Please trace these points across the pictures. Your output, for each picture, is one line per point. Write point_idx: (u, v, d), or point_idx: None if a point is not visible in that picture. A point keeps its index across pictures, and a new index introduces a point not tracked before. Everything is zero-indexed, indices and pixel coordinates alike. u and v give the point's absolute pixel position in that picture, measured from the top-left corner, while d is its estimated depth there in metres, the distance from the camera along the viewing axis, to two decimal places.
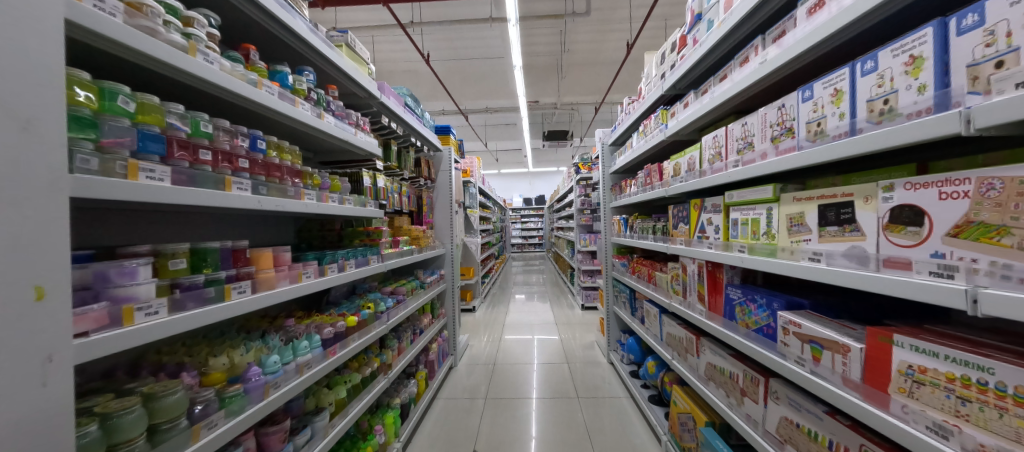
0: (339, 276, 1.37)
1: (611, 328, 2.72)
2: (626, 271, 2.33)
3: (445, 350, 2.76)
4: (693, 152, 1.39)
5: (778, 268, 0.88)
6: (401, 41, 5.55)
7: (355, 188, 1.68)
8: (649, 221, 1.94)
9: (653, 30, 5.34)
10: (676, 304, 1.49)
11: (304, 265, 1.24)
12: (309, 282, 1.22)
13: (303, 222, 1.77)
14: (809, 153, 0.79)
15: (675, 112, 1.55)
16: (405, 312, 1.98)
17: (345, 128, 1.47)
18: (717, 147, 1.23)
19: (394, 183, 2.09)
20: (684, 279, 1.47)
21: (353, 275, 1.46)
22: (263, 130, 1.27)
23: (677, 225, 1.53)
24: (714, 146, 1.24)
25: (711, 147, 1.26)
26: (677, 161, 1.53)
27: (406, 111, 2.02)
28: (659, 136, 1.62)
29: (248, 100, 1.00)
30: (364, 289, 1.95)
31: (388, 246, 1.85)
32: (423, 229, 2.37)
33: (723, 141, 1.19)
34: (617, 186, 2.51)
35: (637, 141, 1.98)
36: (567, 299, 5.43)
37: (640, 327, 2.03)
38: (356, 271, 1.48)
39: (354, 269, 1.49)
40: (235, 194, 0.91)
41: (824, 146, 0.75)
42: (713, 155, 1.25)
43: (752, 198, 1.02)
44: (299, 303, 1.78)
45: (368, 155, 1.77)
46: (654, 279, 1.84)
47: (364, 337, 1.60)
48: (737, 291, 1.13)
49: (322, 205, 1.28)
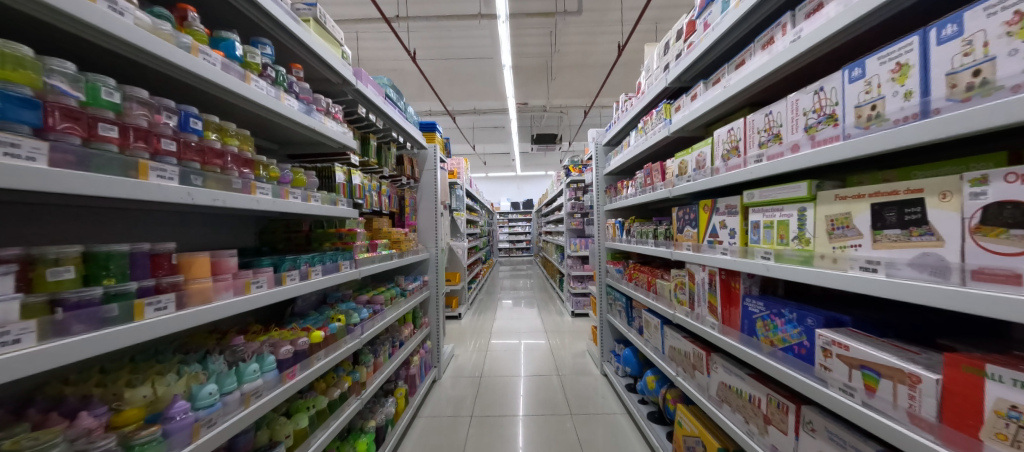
0: (303, 285, 1.15)
1: (604, 338, 2.56)
2: (620, 278, 2.19)
3: (428, 362, 2.52)
4: (702, 147, 1.26)
5: (818, 279, 0.75)
6: (386, 38, 5.37)
7: (325, 184, 1.47)
8: (650, 224, 1.80)
9: (642, 34, 5.36)
10: (682, 316, 1.36)
11: (254, 273, 1.02)
12: (259, 293, 0.99)
13: (267, 223, 1.55)
14: (860, 142, 0.66)
15: (680, 106, 1.42)
16: (383, 323, 1.75)
17: (313, 114, 1.27)
18: (733, 141, 1.10)
19: (372, 181, 1.86)
20: (692, 288, 1.33)
21: (321, 284, 1.24)
22: (205, 109, 1.05)
23: (683, 229, 1.40)
24: (730, 140, 1.11)
25: (727, 141, 1.13)
26: (684, 158, 1.40)
27: (386, 102, 1.81)
28: (662, 133, 1.50)
29: (177, 68, 0.79)
30: (335, 298, 1.72)
31: (363, 251, 1.63)
32: (405, 232, 2.15)
33: (742, 134, 1.06)
34: (612, 188, 2.38)
35: (635, 139, 1.85)
36: (556, 305, 5.27)
37: (638, 339, 1.88)
38: (324, 279, 1.26)
39: (321, 277, 1.27)
40: (153, 183, 0.70)
41: (885, 132, 0.61)
42: (728, 151, 1.12)
43: (779, 198, 0.89)
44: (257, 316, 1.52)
45: (342, 147, 1.55)
46: (654, 286, 1.71)
47: (331, 355, 1.36)
48: (758, 303, 1.00)
49: (280, 201, 1.07)
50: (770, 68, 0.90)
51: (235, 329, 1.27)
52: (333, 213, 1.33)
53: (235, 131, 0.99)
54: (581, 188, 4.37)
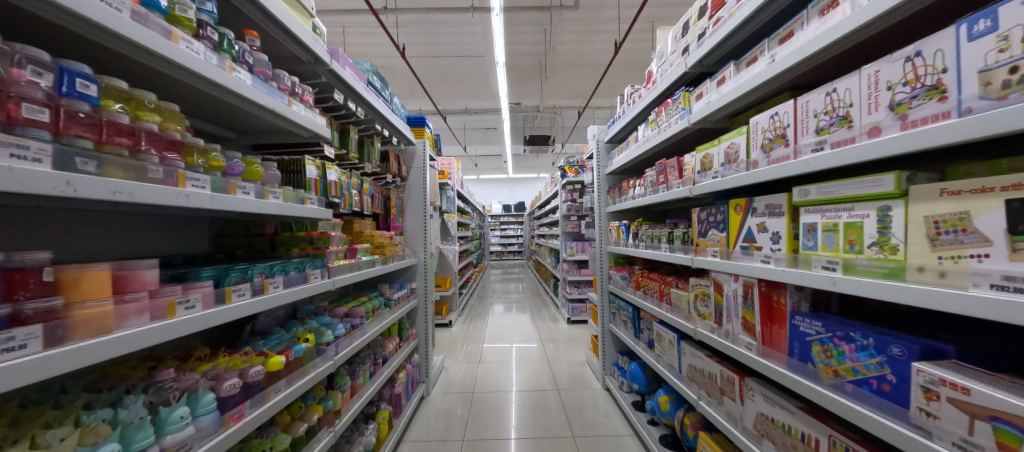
0: (254, 303, 0.79)
1: (606, 350, 2.35)
2: (625, 286, 1.99)
3: (415, 378, 2.14)
4: (736, 137, 1.09)
5: (915, 299, 0.57)
6: (373, 34, 5.12)
7: (288, 177, 1.15)
8: (661, 227, 1.62)
9: (637, 33, 5.27)
10: (707, 333, 1.17)
11: (186, 288, 0.67)
12: (191, 317, 0.65)
13: (223, 224, 1.18)
14: (977, 120, 0.49)
15: (702, 94, 1.25)
16: (364, 340, 1.39)
17: (275, 94, 0.93)
18: (780, 128, 0.92)
19: (352, 177, 1.53)
20: (721, 302, 1.14)
21: (277, 301, 0.88)
22: (112, 74, 0.75)
23: (708, 233, 1.21)
24: (777, 127, 0.93)
25: (770, 128, 0.95)
26: (708, 152, 1.22)
27: (369, 90, 1.53)
28: (680, 124, 1.32)
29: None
30: (307, 312, 1.32)
31: (342, 260, 1.31)
32: (389, 236, 1.91)
33: (793, 120, 0.88)
34: (615, 188, 2.19)
35: (646, 133, 1.67)
36: (550, 311, 5.06)
37: (648, 354, 1.69)
38: (284, 295, 0.89)
39: (282, 290, 0.91)
40: (7, 167, 0.38)
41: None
42: (773, 139, 0.94)
43: (847, 195, 0.73)
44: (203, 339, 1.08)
45: (314, 136, 1.18)
46: (668, 296, 1.52)
47: (297, 383, 0.96)
48: (813, 324, 0.83)
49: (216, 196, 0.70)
50: (833, 38, 0.73)
51: (174, 354, 0.88)
52: (300, 212, 0.99)
53: (157, 103, 0.64)
54: (577, 189, 4.21)
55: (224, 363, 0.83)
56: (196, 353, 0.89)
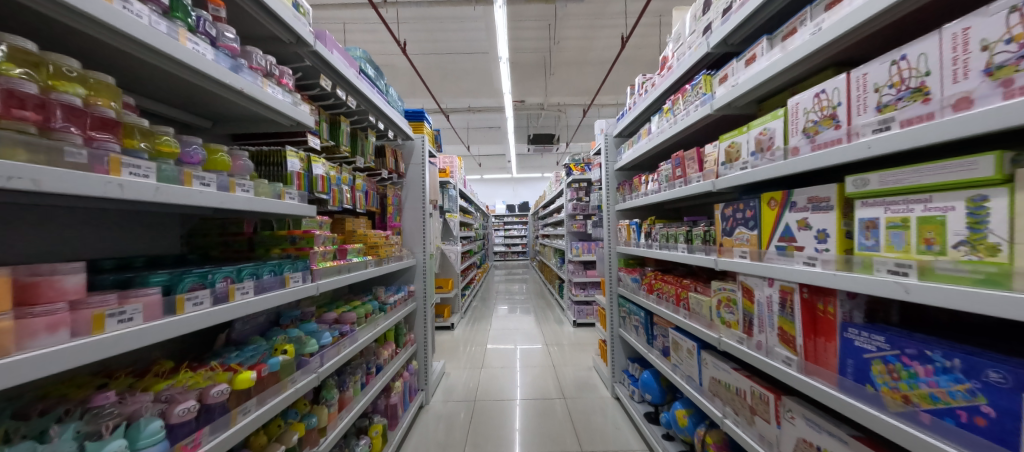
0: (212, 314, 0.67)
1: (616, 357, 2.21)
2: (637, 289, 1.86)
3: (413, 386, 2.01)
4: (770, 122, 0.95)
5: (1016, 311, 0.43)
6: (374, 31, 5.04)
7: (268, 171, 1.04)
8: (675, 225, 1.49)
9: (645, 28, 5.14)
10: (734, 344, 1.04)
11: (116, 299, 0.55)
12: (121, 333, 0.52)
13: (195, 222, 1.08)
14: None
15: (727, 76, 1.12)
16: (353, 349, 1.28)
17: (244, 72, 0.81)
18: (829, 107, 0.78)
19: (341, 172, 1.42)
20: (751, 309, 1.01)
21: (244, 310, 0.76)
22: (43, 45, 0.64)
23: (735, 232, 1.07)
24: (825, 107, 0.79)
25: (815, 109, 0.81)
26: (733, 140, 1.09)
27: (362, 79, 1.42)
28: (700, 111, 1.19)
29: None
30: (292, 318, 1.21)
31: (329, 262, 1.19)
32: (385, 236, 1.79)
33: (846, 98, 0.74)
34: (625, 184, 2.06)
35: (660, 124, 1.54)
36: (555, 313, 4.93)
37: (663, 362, 1.55)
38: (251, 304, 0.77)
39: (250, 297, 0.79)
40: None
41: None
42: (819, 121, 0.80)
43: (922, 183, 0.59)
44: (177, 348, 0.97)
45: (297, 125, 1.06)
46: (686, 301, 1.39)
47: (270, 401, 0.85)
48: (874, 339, 0.69)
49: (159, 187, 0.58)
50: (886, 3, 0.60)
51: (128, 369, 0.77)
52: (277, 208, 0.88)
53: (81, 71, 0.52)
54: (583, 188, 4.09)
55: (183, 382, 0.72)
56: (155, 368, 0.78)
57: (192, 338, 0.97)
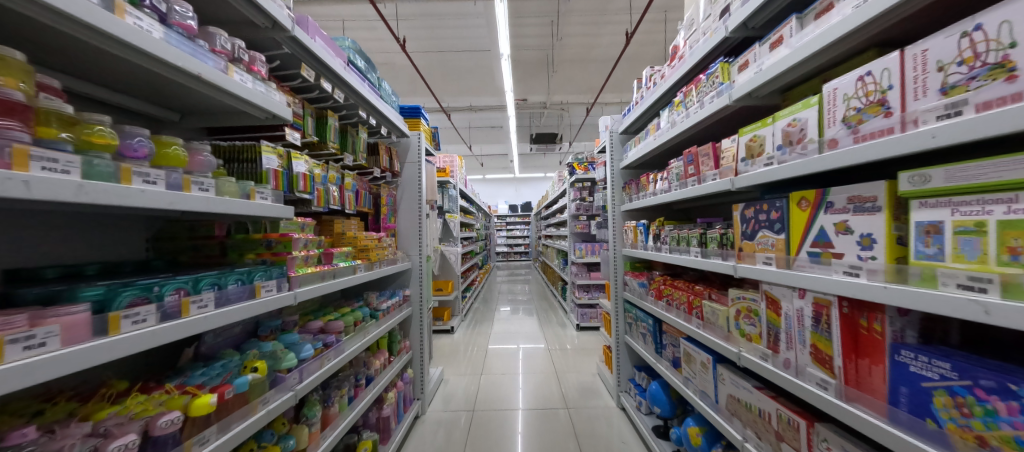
0: (151, 334, 0.56)
1: (621, 365, 2.09)
2: (644, 295, 1.74)
3: (408, 396, 1.91)
4: (801, 112, 0.82)
5: None
6: (374, 28, 4.98)
7: (240, 168, 0.95)
8: (687, 227, 1.38)
9: (650, 24, 5.03)
10: (757, 361, 0.92)
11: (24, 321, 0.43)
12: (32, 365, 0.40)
13: (163, 224, 0.99)
14: None
15: (749, 62, 1.00)
16: (337, 362, 1.17)
17: (203, 56, 0.70)
18: (877, 92, 0.64)
19: (328, 170, 1.33)
20: (776, 323, 0.89)
21: (198, 328, 0.65)
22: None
23: (757, 236, 0.96)
24: (872, 91, 0.66)
25: (859, 95, 0.68)
26: (756, 133, 0.97)
27: (349, 70, 1.32)
28: (718, 101, 1.07)
29: None
30: (272, 328, 1.12)
31: (311, 268, 1.10)
32: (377, 238, 1.70)
33: (901, 80, 0.61)
34: (631, 183, 1.95)
35: (670, 118, 1.43)
36: (558, 315, 4.82)
37: (673, 374, 1.43)
38: (204, 321, 0.67)
39: (205, 313, 0.68)
40: None
41: None
42: (864, 108, 0.67)
43: (1004, 179, 0.46)
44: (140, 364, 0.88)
45: (274, 118, 0.97)
46: (698, 310, 1.27)
47: (234, 427, 0.75)
48: (939, 366, 0.56)
49: (81, 184, 0.47)
50: None
51: (71, 392, 0.69)
52: (246, 210, 0.78)
53: None
54: (587, 188, 3.98)
55: (127, 409, 0.63)
56: (102, 391, 0.69)
57: (155, 353, 0.88)
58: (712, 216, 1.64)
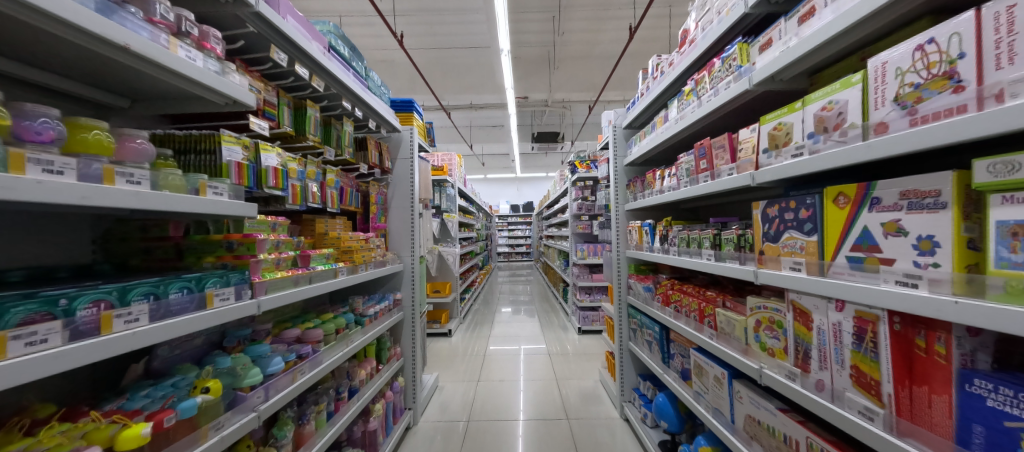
0: (55, 357, 0.44)
1: (625, 373, 1.96)
2: (650, 299, 1.62)
3: (398, 406, 1.80)
4: (839, 93, 0.69)
5: None
6: (372, 24, 4.89)
7: (197, 160, 0.85)
8: (697, 227, 1.25)
9: (654, 20, 4.91)
10: (783, 381, 0.79)
11: None
12: None
13: (111, 224, 0.89)
14: None
15: (773, 40, 0.87)
16: (312, 375, 1.07)
17: (136, 26, 0.59)
18: (943, 63, 0.51)
19: (306, 165, 1.23)
20: (807, 338, 0.76)
21: (119, 349, 0.54)
22: None
23: (781, 238, 0.83)
24: (936, 62, 0.52)
25: (917, 67, 0.54)
26: (781, 120, 0.84)
27: (329, 56, 1.22)
28: (737, 85, 0.95)
29: None
30: (239, 338, 1.02)
31: (281, 272, 1.00)
32: (365, 239, 1.59)
33: (978, 45, 0.47)
34: (636, 181, 1.83)
35: (679, 108, 1.31)
36: (559, 317, 4.70)
37: (682, 387, 1.30)
38: (131, 339, 0.55)
39: (128, 330, 0.56)
40: None
41: None
42: (924, 84, 0.53)
43: None
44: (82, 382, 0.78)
45: (233, 102, 0.86)
46: (709, 318, 1.15)
47: None
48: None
49: None
50: None
51: None
52: (189, 208, 0.67)
53: None
54: (589, 187, 3.88)
55: (39, 444, 0.49)
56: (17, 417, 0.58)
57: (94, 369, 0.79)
58: (725, 216, 1.51)
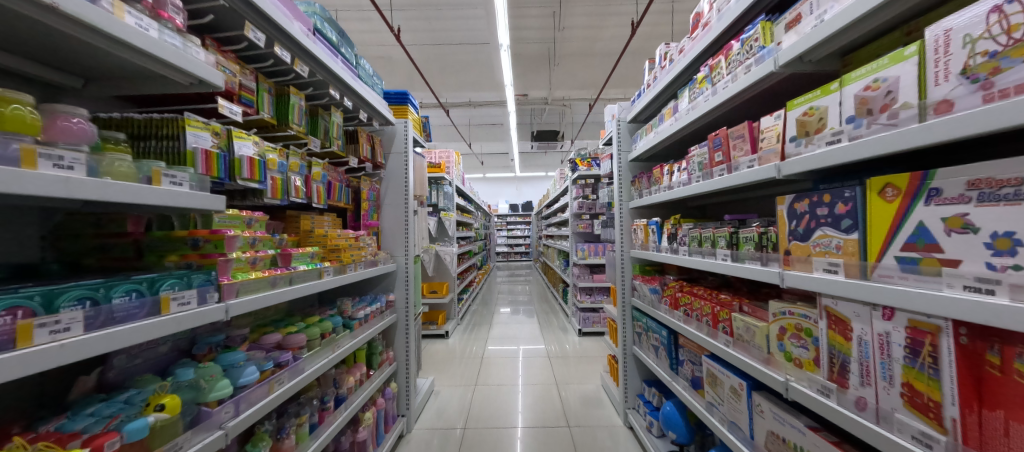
0: None
1: (629, 378, 1.87)
2: (656, 301, 1.53)
3: (390, 413, 1.71)
4: (886, 69, 0.59)
5: None
6: (369, 19, 4.81)
7: (159, 147, 0.76)
8: (710, 225, 1.17)
9: (655, 16, 4.82)
10: (815, 397, 0.70)
11: None
12: None
13: (64, 219, 0.80)
14: None
15: (802, 16, 0.77)
16: (291, 385, 0.97)
17: None
18: None
19: (288, 156, 1.14)
20: (843, 349, 0.66)
21: (43, 365, 0.44)
22: None
23: (812, 236, 0.74)
24: (1020, 24, 0.40)
25: (994, 32, 0.43)
26: (811, 104, 0.74)
27: (313, 38, 1.12)
28: (759, 67, 0.86)
29: None
30: (211, 344, 0.93)
31: (256, 272, 0.91)
32: (354, 237, 1.50)
33: None
34: (641, 177, 1.74)
35: (691, 97, 1.22)
36: (558, 319, 4.62)
37: (692, 397, 1.21)
38: (53, 355, 0.44)
39: (54, 343, 0.46)
40: None
41: None
42: (1004, 51, 0.42)
43: None
44: (21, 398, 0.69)
45: (195, 79, 0.76)
46: (724, 323, 1.06)
47: None
48: None
49: None
50: None
51: None
52: (139, 198, 0.58)
53: None
54: (590, 185, 3.80)
55: None
56: None
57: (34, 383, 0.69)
58: (739, 213, 1.41)
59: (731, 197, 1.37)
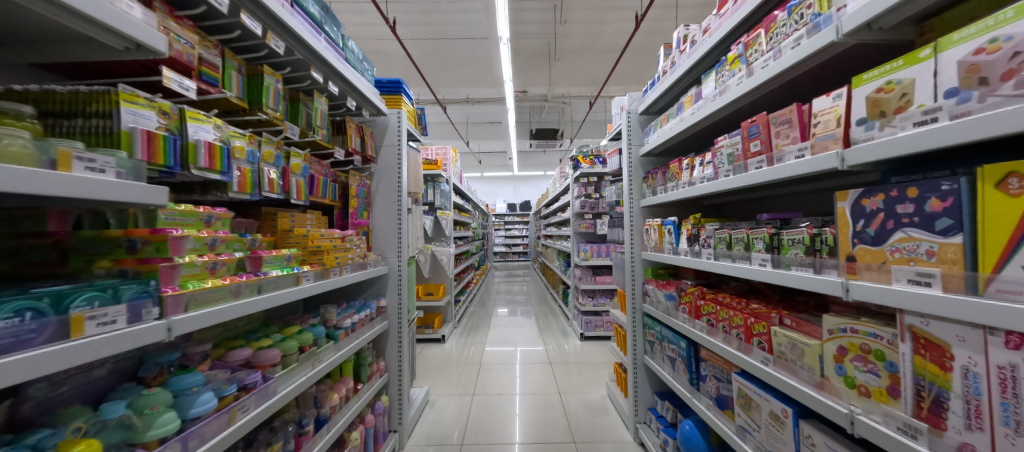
0: None
1: (639, 390, 1.74)
2: (674, 309, 1.40)
3: (380, 430, 1.56)
4: (1010, 24, 0.43)
5: None
6: (364, 11, 4.65)
7: (84, 126, 0.61)
8: (743, 225, 1.03)
9: (660, 10, 4.68)
10: (901, 439, 0.56)
11: None
12: None
13: None
14: None
15: None
16: (257, 413, 0.82)
17: None
18: None
19: (261, 145, 1.00)
20: (939, 381, 0.52)
21: None
22: None
23: (890, 240, 0.60)
24: None
25: None
26: (891, 77, 0.59)
27: (290, 9, 0.97)
28: (815, 37, 0.71)
29: None
30: (162, 364, 0.78)
31: (214, 279, 0.76)
32: (341, 238, 1.35)
33: None
34: (654, 173, 1.61)
35: (719, 81, 1.08)
36: (558, 321, 4.48)
37: (719, 418, 1.07)
38: None
39: None
40: None
41: None
42: None
43: None
44: None
45: (126, 42, 0.60)
46: (763, 338, 0.92)
47: None
48: None
49: None
50: None
51: None
52: (59, 189, 0.43)
53: None
54: (592, 184, 3.67)
55: None
56: None
57: None
58: (783, 211, 1.25)
59: (770, 192, 1.21)
